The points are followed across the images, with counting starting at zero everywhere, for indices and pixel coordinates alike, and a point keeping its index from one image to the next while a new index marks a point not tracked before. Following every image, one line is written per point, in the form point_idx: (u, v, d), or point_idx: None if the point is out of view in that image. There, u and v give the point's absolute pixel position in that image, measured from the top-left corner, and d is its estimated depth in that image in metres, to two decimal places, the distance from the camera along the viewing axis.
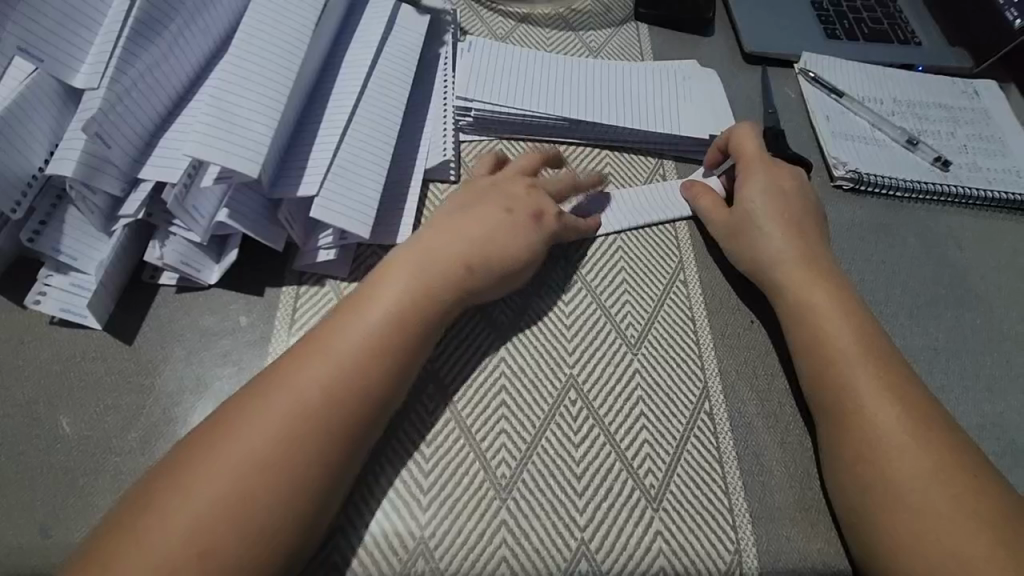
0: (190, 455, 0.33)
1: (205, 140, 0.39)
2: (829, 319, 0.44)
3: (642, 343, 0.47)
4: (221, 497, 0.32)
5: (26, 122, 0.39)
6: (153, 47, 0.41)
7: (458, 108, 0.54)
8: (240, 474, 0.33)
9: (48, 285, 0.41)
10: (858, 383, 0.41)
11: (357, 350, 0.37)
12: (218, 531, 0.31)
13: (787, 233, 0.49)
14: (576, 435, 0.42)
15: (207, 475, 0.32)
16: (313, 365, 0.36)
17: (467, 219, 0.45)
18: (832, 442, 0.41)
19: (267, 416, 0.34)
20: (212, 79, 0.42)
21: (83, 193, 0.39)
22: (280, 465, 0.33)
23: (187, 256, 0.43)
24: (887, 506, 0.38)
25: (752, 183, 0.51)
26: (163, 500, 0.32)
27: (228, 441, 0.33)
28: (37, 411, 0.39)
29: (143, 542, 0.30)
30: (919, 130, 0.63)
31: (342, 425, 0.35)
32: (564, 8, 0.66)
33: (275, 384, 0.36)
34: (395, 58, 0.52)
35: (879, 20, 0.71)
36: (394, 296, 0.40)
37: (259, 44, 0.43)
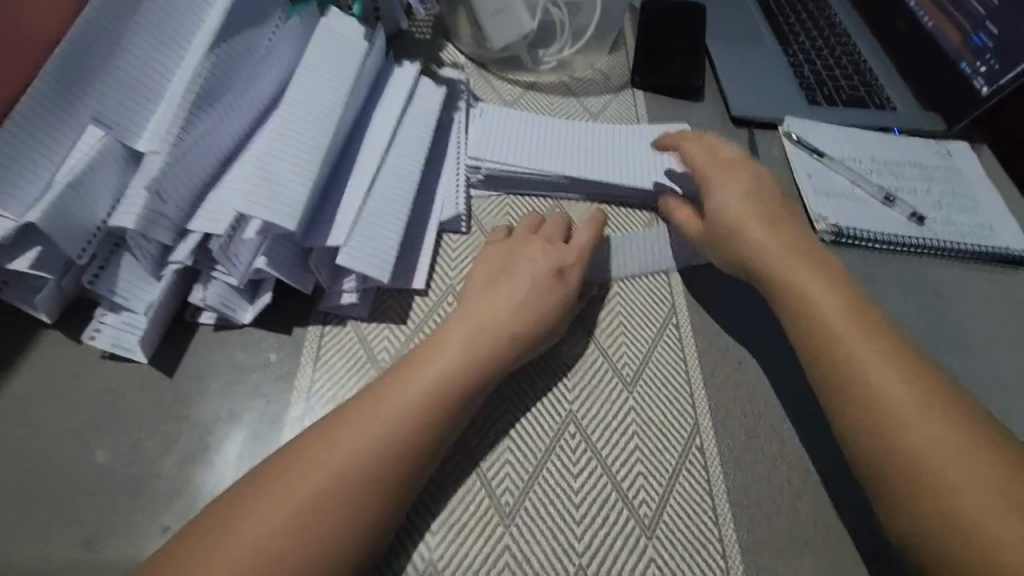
0: (277, 469, 0.37)
1: (253, 199, 0.44)
2: (842, 325, 0.45)
3: (637, 382, 0.51)
4: (300, 506, 0.36)
5: (93, 182, 0.45)
6: (208, 117, 0.47)
7: (469, 166, 0.60)
8: (316, 486, 0.36)
9: (103, 323, 0.46)
10: (863, 365, 0.43)
11: (409, 409, 0.40)
12: (295, 536, 0.35)
13: (776, 251, 0.51)
14: (574, 467, 0.46)
15: (288, 485, 0.36)
16: (377, 413, 0.40)
17: (517, 282, 0.48)
18: (868, 452, 0.42)
19: (351, 432, 0.39)
20: (257, 144, 0.49)
21: (141, 243, 0.45)
22: (355, 478, 0.37)
23: (227, 297, 0.48)
24: (933, 505, 0.38)
25: (725, 196, 0.54)
26: (246, 506, 0.36)
27: (313, 456, 0.38)
28: (87, 437, 0.43)
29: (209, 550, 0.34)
30: (896, 187, 0.68)
31: (403, 445, 0.39)
32: (567, 77, 0.73)
33: (356, 410, 0.40)
34: (416, 123, 0.58)
35: (856, 87, 0.77)
36: (458, 346, 0.43)
37: (300, 113, 0.50)
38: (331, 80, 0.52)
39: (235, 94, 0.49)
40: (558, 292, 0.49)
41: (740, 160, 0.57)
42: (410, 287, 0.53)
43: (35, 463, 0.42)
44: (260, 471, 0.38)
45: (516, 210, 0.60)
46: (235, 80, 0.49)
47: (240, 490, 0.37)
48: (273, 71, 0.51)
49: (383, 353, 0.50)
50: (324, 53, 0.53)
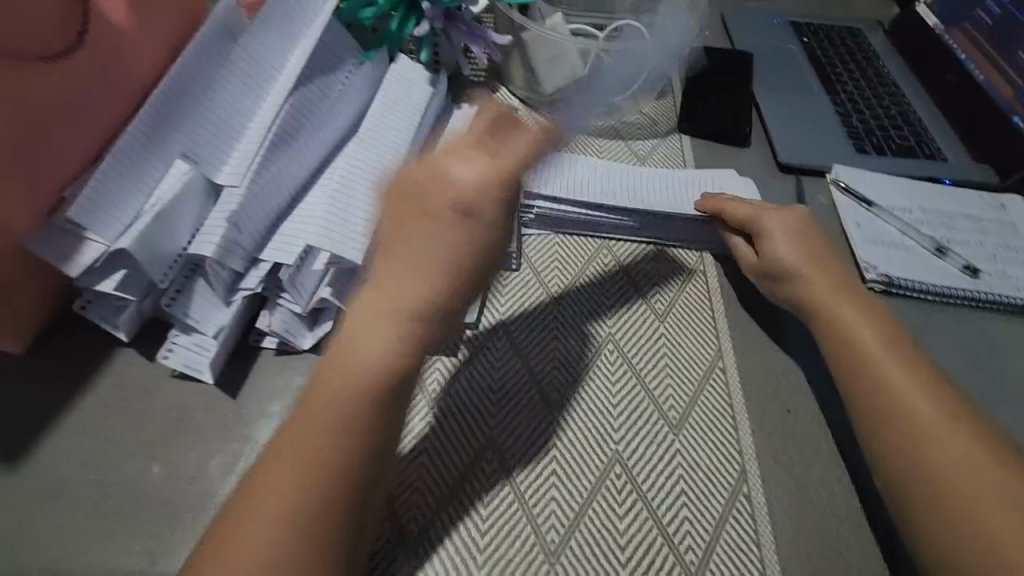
0: (245, 500, 0.33)
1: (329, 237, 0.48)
2: (892, 369, 0.47)
3: (683, 425, 0.51)
4: (280, 535, 0.31)
5: (178, 213, 0.48)
6: (284, 157, 0.51)
7: (521, 205, 0.62)
8: (292, 509, 0.32)
9: (176, 343, 0.49)
10: (923, 419, 0.44)
11: (345, 407, 0.34)
12: (284, 570, 0.31)
13: (826, 298, 0.53)
14: (620, 507, 0.46)
15: (260, 516, 0.32)
16: (314, 415, 0.34)
17: (426, 224, 0.36)
18: (916, 492, 0.42)
19: (303, 443, 0.33)
20: (328, 180, 0.52)
21: (217, 269, 0.48)
22: (321, 480, 0.33)
23: (291, 325, 0.50)
24: (985, 548, 0.39)
25: (772, 239, 0.57)
26: (228, 541, 0.32)
27: (275, 474, 0.33)
28: (154, 452, 0.45)
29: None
30: (948, 238, 0.67)
31: (356, 439, 0.34)
32: (616, 120, 0.76)
33: (311, 408, 0.34)
34: (472, 163, 0.60)
35: (905, 137, 0.77)
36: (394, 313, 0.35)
37: (370, 156, 0.54)
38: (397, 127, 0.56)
39: (309, 134, 0.52)
40: (466, 232, 0.37)
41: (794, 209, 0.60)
42: (462, 321, 0.54)
43: (105, 475, 0.44)
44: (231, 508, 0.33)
45: (564, 249, 0.62)
46: (312, 123, 0.53)
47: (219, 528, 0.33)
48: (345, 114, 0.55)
49: (434, 385, 0.51)
50: (393, 103, 0.58)
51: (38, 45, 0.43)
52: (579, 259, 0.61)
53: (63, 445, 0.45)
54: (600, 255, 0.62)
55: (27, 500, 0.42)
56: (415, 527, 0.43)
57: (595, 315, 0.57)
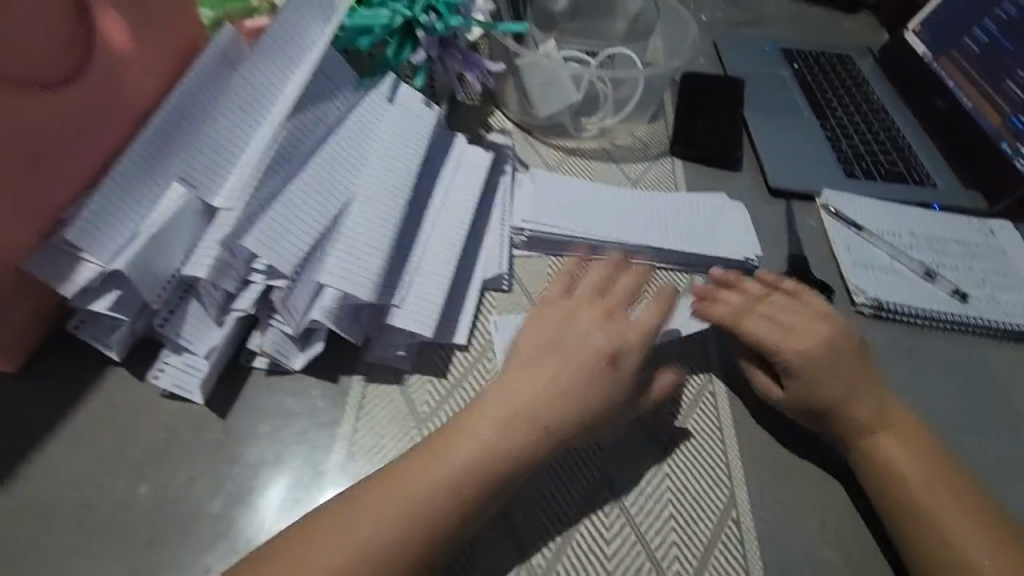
0: (359, 498, 0.40)
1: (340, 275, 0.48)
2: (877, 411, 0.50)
3: (673, 447, 0.51)
4: (382, 525, 0.39)
5: (172, 234, 0.49)
6: (293, 183, 0.51)
7: (514, 228, 0.62)
8: (392, 511, 0.39)
9: (167, 363, 0.49)
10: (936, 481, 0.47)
11: (414, 486, 0.40)
12: (379, 559, 0.38)
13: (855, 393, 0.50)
14: (608, 531, 0.46)
15: (360, 517, 0.39)
16: (406, 486, 0.40)
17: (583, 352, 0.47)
18: (908, 528, 0.45)
19: (432, 465, 0.41)
20: (332, 213, 0.51)
21: (210, 290, 0.49)
22: (408, 540, 0.39)
23: (282, 346, 0.50)
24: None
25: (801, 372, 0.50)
26: (333, 524, 0.39)
27: (391, 484, 0.41)
28: (142, 472, 0.45)
29: (299, 560, 0.38)
30: (937, 263, 0.67)
31: (435, 506, 0.40)
32: (608, 144, 0.77)
33: (373, 488, 0.41)
34: (463, 185, 0.61)
35: (895, 162, 0.78)
36: (524, 394, 0.45)
37: (371, 186, 0.53)
38: (399, 154, 0.56)
39: (317, 159, 0.53)
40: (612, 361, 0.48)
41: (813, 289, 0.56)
42: (452, 342, 0.55)
43: (93, 496, 0.44)
44: (345, 498, 0.41)
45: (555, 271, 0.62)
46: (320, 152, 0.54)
47: (329, 512, 0.40)
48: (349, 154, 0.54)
49: (424, 407, 0.51)
50: (396, 131, 0.58)
51: (41, 73, 0.44)
52: None
53: (53, 465, 0.45)
54: None
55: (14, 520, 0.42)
56: None
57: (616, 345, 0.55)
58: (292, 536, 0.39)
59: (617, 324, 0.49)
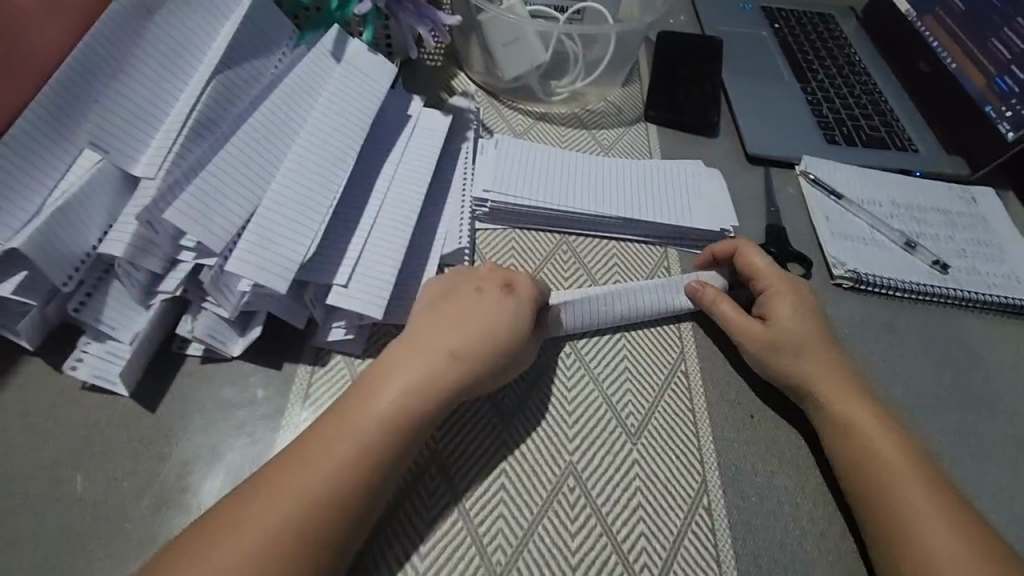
0: (266, 481, 0.36)
1: (260, 261, 0.43)
2: (839, 385, 0.48)
3: (642, 432, 0.48)
4: (299, 504, 0.35)
5: (85, 207, 0.43)
6: (220, 150, 0.45)
7: (475, 199, 0.58)
8: (307, 490, 0.36)
9: (86, 351, 0.44)
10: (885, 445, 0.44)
11: (321, 455, 0.37)
12: (294, 542, 0.34)
13: (812, 347, 0.50)
14: (573, 523, 0.43)
15: (266, 496, 0.36)
16: (311, 454, 0.37)
17: (478, 299, 0.46)
18: (878, 511, 0.42)
19: (340, 437, 0.38)
20: (265, 185, 0.46)
21: (129, 271, 0.43)
22: (319, 507, 0.36)
23: (216, 330, 0.46)
24: (924, 548, 0.39)
25: (780, 308, 0.52)
26: (239, 510, 0.35)
27: (300, 462, 0.37)
28: (59, 473, 0.41)
29: (209, 552, 0.33)
30: (917, 233, 0.65)
31: (342, 464, 0.37)
32: (580, 108, 0.72)
33: (275, 466, 0.37)
34: (419, 152, 0.56)
35: (877, 127, 0.75)
36: (423, 361, 0.42)
37: (309, 156, 0.48)
38: (344, 119, 0.51)
39: (248, 123, 0.47)
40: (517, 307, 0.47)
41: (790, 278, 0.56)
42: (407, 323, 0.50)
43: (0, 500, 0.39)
44: (250, 482, 0.37)
45: (521, 244, 0.58)
46: (252, 117, 0.48)
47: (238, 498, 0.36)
48: (279, 119, 0.49)
49: None
50: (344, 94, 0.52)
51: None
52: (536, 255, 0.58)
53: None
54: (559, 251, 0.58)
55: None
56: None
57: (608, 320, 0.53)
58: (206, 522, 0.35)
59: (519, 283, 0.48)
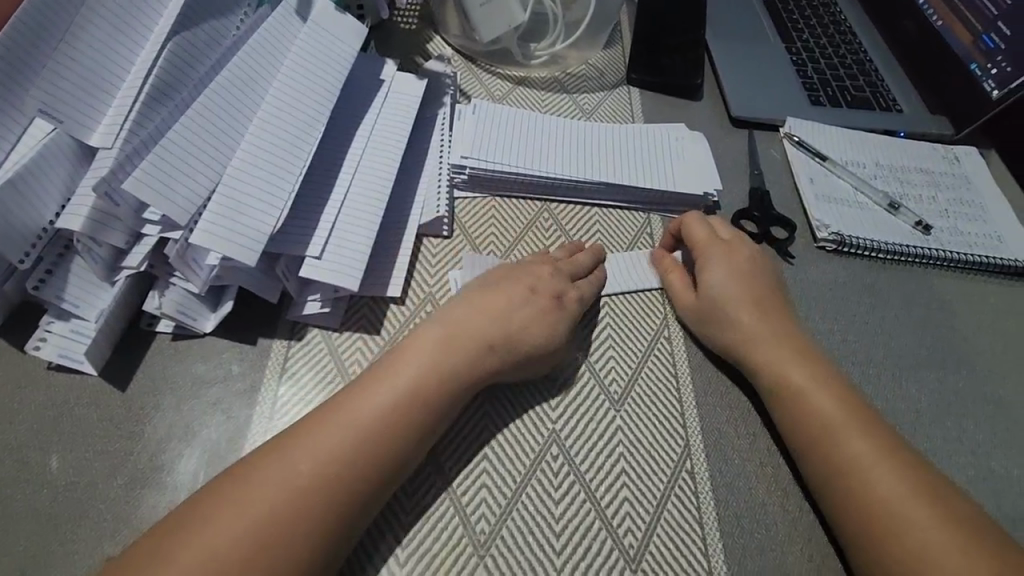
0: (271, 453, 0.36)
1: (226, 233, 0.41)
2: (772, 346, 0.48)
3: (625, 399, 0.48)
4: (302, 489, 0.35)
5: (39, 180, 0.41)
6: (181, 115, 0.43)
7: (453, 166, 0.56)
8: (310, 473, 0.35)
9: (50, 332, 0.42)
10: (831, 412, 0.44)
11: (333, 429, 0.37)
12: (300, 511, 0.34)
13: (746, 307, 0.50)
14: (556, 491, 0.43)
15: (271, 468, 0.35)
16: (320, 428, 0.37)
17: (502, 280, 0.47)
18: (821, 474, 0.43)
19: (342, 423, 0.37)
20: (230, 154, 0.44)
21: (89, 246, 0.41)
22: (328, 477, 0.36)
23: (185, 305, 0.44)
24: (883, 515, 0.39)
25: (711, 271, 0.52)
26: (233, 493, 0.34)
27: (305, 442, 0.37)
28: (27, 455, 0.40)
29: (207, 522, 0.33)
30: (900, 194, 0.65)
31: (351, 439, 0.37)
32: (561, 72, 0.70)
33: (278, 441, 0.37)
34: (393, 118, 0.54)
35: (862, 87, 0.74)
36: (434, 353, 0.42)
37: (276, 122, 0.46)
38: (312, 82, 0.49)
39: (209, 86, 0.45)
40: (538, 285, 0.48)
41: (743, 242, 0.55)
42: (385, 294, 0.49)
43: None
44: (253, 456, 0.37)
45: (501, 213, 0.57)
46: (214, 80, 0.45)
47: (233, 473, 0.36)
48: (242, 81, 0.46)
49: (355, 368, 0.46)
50: (311, 56, 0.50)
51: None
52: (517, 224, 0.56)
53: None
54: (540, 218, 0.57)
55: None
56: None
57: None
58: (208, 491, 0.35)
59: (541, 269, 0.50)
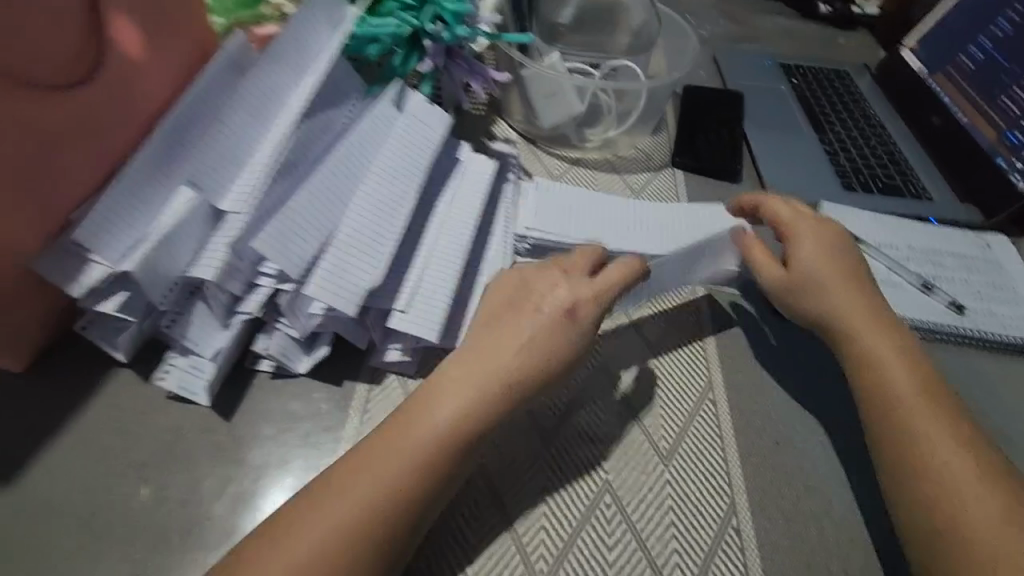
0: (323, 490, 0.39)
1: (330, 287, 0.48)
2: (869, 327, 0.53)
3: (674, 455, 0.51)
4: (358, 517, 0.38)
5: (179, 236, 0.49)
6: (300, 189, 0.51)
7: (517, 235, 0.63)
8: (359, 511, 0.39)
9: (173, 365, 0.49)
10: (922, 414, 0.48)
11: (381, 468, 0.40)
12: (348, 542, 0.38)
13: (834, 284, 0.55)
14: (610, 538, 0.46)
15: (328, 506, 0.39)
16: (363, 467, 0.40)
17: (526, 316, 0.47)
18: (902, 481, 0.46)
19: (388, 452, 0.41)
20: (337, 220, 0.52)
21: (216, 293, 0.49)
22: (374, 514, 0.39)
23: (288, 350, 0.51)
24: (963, 529, 0.43)
25: (800, 250, 0.57)
26: (290, 535, 0.38)
27: (351, 481, 0.40)
28: (147, 473, 0.46)
29: (278, 550, 0.37)
30: (934, 275, 0.69)
31: (396, 478, 0.40)
32: (612, 155, 0.78)
33: (335, 475, 0.40)
34: (467, 191, 0.61)
35: (892, 176, 0.80)
36: (465, 394, 0.43)
37: (375, 193, 0.54)
38: (406, 161, 0.57)
39: (325, 165, 0.53)
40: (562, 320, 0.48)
41: (829, 226, 0.60)
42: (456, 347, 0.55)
43: (101, 495, 0.44)
44: (309, 493, 0.40)
45: None
46: (325, 159, 0.54)
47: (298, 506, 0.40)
48: (349, 161, 0.55)
49: None
50: (407, 141, 0.58)
51: (54, 73, 0.44)
52: None
53: (61, 465, 0.45)
54: None
55: (17, 518, 0.43)
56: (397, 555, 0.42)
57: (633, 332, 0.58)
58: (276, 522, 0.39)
59: (572, 281, 0.50)
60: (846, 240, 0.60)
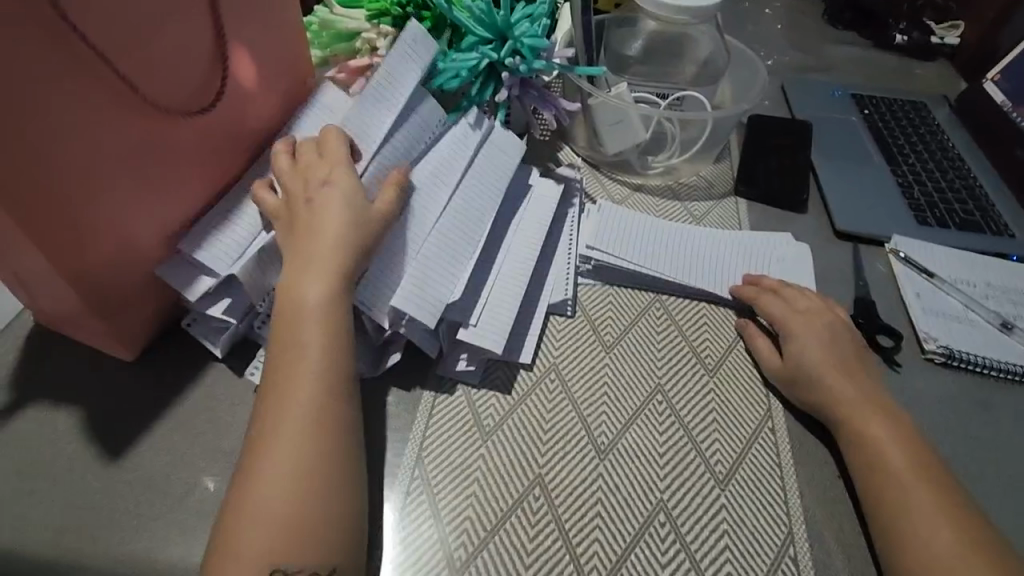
0: (259, 453, 0.41)
1: (412, 299, 0.52)
2: (859, 408, 0.53)
3: (730, 480, 0.51)
4: (288, 470, 0.40)
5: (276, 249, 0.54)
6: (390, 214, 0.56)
7: (580, 256, 0.66)
8: (291, 468, 0.41)
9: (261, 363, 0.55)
10: (911, 491, 0.47)
11: (292, 412, 0.42)
12: (291, 499, 0.40)
13: (834, 375, 0.55)
14: (663, 556, 0.47)
15: (267, 469, 0.41)
16: (279, 413, 0.42)
17: (315, 212, 0.50)
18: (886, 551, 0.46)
19: (289, 391, 0.43)
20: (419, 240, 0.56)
21: None
22: (307, 468, 0.41)
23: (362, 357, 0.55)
24: None
25: (801, 341, 0.57)
26: (248, 507, 0.40)
27: (276, 435, 0.42)
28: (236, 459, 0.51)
29: (245, 517, 0.39)
30: (1014, 315, 0.67)
31: (309, 414, 0.43)
32: (674, 181, 0.79)
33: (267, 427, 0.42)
34: (534, 214, 0.65)
35: (971, 211, 0.77)
36: (320, 295, 0.46)
37: (454, 215, 0.58)
38: (480, 187, 0.61)
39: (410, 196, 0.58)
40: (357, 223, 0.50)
41: (832, 316, 0.60)
42: (517, 360, 0.57)
43: (195, 475, 0.50)
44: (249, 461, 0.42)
45: (618, 300, 0.64)
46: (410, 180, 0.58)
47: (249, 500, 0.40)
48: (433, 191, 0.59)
49: (489, 420, 0.54)
50: (483, 168, 0.62)
51: (184, 105, 0.50)
52: (631, 311, 0.63)
53: (162, 444, 0.51)
54: (652, 308, 0.64)
55: (126, 491, 0.48)
56: (464, 551, 0.46)
57: (646, 364, 0.59)
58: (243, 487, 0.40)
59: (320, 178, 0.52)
60: (855, 334, 0.60)
